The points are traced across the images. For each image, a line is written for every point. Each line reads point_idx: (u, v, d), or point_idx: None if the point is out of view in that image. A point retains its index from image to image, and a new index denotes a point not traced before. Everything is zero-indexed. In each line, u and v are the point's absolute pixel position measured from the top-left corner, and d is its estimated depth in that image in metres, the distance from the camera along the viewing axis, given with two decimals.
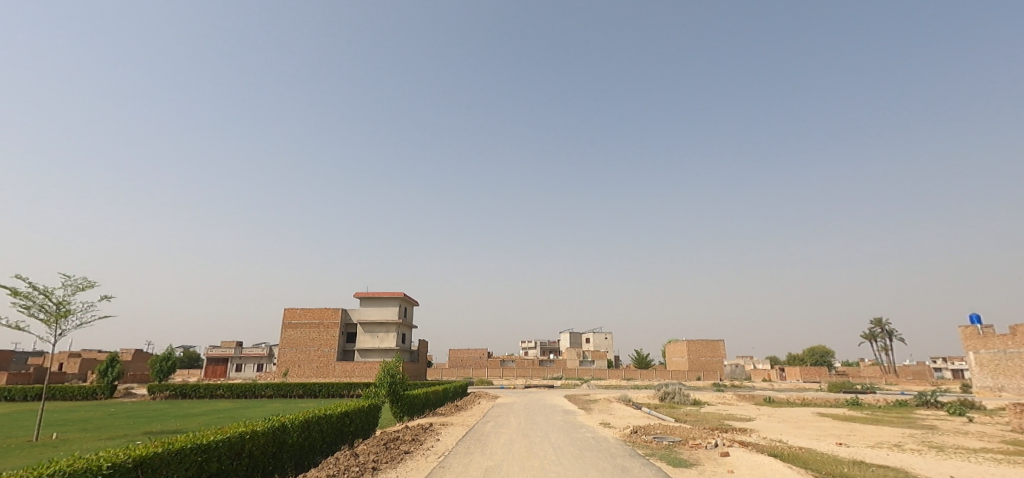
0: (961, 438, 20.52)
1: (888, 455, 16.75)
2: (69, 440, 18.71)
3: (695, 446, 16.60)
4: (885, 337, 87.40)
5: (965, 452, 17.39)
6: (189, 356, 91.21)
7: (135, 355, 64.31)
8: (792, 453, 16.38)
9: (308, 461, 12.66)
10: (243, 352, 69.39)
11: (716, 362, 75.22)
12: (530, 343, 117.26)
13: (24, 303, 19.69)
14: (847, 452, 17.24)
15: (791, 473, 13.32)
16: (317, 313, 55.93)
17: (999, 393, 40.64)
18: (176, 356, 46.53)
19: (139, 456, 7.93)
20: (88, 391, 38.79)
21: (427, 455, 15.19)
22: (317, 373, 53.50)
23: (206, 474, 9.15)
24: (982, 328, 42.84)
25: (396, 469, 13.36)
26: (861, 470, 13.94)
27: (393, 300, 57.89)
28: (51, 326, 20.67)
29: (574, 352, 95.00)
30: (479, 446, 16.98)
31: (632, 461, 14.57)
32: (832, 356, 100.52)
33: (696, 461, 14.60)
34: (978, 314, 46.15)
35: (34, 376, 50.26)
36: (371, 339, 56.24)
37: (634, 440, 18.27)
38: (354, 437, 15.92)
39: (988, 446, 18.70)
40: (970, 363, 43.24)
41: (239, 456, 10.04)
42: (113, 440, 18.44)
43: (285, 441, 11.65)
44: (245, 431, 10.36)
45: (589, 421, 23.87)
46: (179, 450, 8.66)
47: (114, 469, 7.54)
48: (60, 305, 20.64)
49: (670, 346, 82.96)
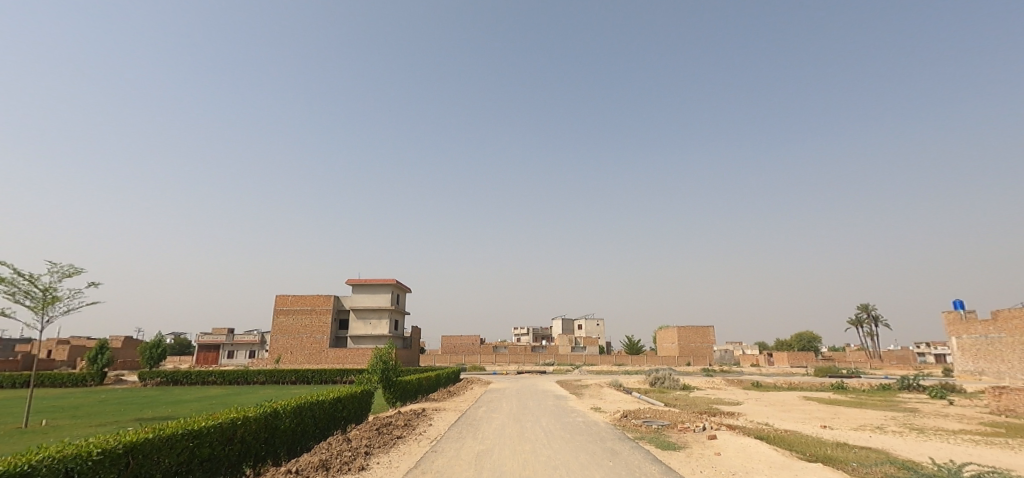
0: (942, 421, 21.07)
1: (870, 437, 17.23)
2: (61, 426, 18.76)
3: (683, 430, 16.90)
4: (871, 323, 88.94)
5: (945, 434, 17.89)
6: (179, 343, 91.28)
7: (125, 342, 64.06)
8: (778, 435, 16.70)
9: (301, 446, 12.76)
10: (235, 338, 69.28)
11: (705, 347, 76.22)
12: (521, 329, 118.06)
13: (9, 290, 19.46)
14: (831, 435, 17.65)
15: (777, 455, 13.56)
16: (310, 300, 55.89)
17: (979, 376, 41.70)
18: (166, 343, 46.14)
19: (129, 442, 7.94)
20: (77, 377, 38.56)
21: (419, 440, 15.36)
22: (309, 360, 53.44)
23: (198, 460, 9.19)
24: (965, 314, 43.69)
25: (388, 454, 13.50)
26: (844, 452, 14.29)
27: (386, 287, 57.93)
28: (38, 313, 20.45)
29: (565, 337, 96.04)
30: (471, 431, 17.16)
31: (622, 444, 14.80)
32: (819, 342, 102.52)
33: (685, 444, 14.86)
34: (962, 301, 47.04)
35: (22, 364, 49.88)
36: (363, 326, 56.40)
37: (624, 424, 18.59)
38: (346, 422, 16.01)
39: (967, 428, 19.25)
40: (951, 349, 44.35)
41: (231, 442, 10.07)
42: (104, 426, 18.62)
43: (277, 426, 11.73)
44: (237, 417, 10.40)
45: (580, 405, 24.36)
46: (170, 436, 8.68)
47: (104, 455, 7.55)
48: (46, 291, 20.39)
49: (660, 333, 83.92)
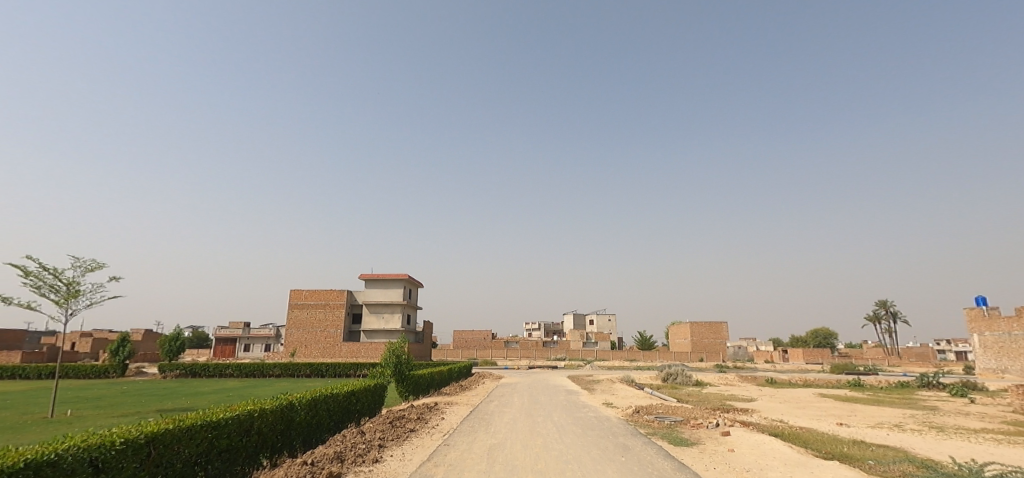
0: (962, 419, 20.69)
1: (887, 435, 17.03)
2: (84, 417, 19.26)
3: (696, 426, 16.81)
4: (889, 319, 87.48)
5: (966, 433, 17.56)
6: (197, 336, 93.13)
7: (144, 336, 65.38)
8: (793, 433, 16.52)
9: (316, 439, 12.94)
10: (251, 332, 70.36)
11: (718, 343, 75.63)
12: (533, 324, 118.31)
13: (35, 283, 19.99)
14: (848, 433, 17.38)
15: (793, 452, 13.44)
16: (324, 294, 56.56)
17: (1002, 374, 40.88)
18: (185, 336, 47.02)
19: (150, 432, 8.14)
20: (100, 369, 39.50)
21: (432, 433, 15.48)
22: (323, 354, 54.17)
23: (217, 451, 9.39)
24: (988, 311, 42.62)
25: (402, 446, 13.66)
26: (861, 449, 14.11)
27: (398, 282, 58.43)
28: (62, 306, 20.98)
29: (577, 332, 96.03)
30: (484, 425, 17.27)
31: (635, 440, 14.79)
32: (835, 338, 101.24)
33: (697, 440, 14.79)
34: (985, 297, 45.92)
35: (48, 355, 51.23)
36: (376, 320, 56.98)
37: (636, 419, 18.55)
38: (359, 415, 16.19)
39: (988, 427, 18.88)
40: (972, 346, 43.38)
41: (249, 433, 10.29)
42: (126, 416, 19.11)
43: (293, 419, 11.92)
44: (254, 409, 10.59)
45: (591, 400, 24.31)
46: (190, 427, 8.88)
47: (127, 445, 7.75)
48: (70, 285, 20.91)
49: (672, 328, 83.43)
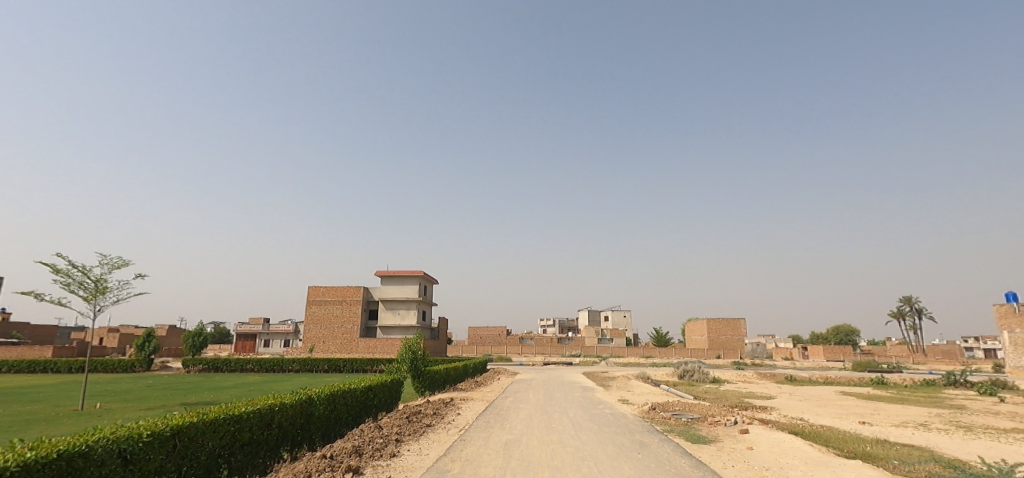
0: (991, 418, 20.11)
1: (912, 434, 16.64)
2: (112, 409, 19.87)
3: (714, 423, 16.66)
4: (914, 316, 85.46)
5: (995, 432, 17.06)
6: (218, 332, 95.18)
7: (168, 331, 66.94)
8: (813, 431, 16.27)
9: (334, 433, 13.14)
10: (271, 328, 71.61)
11: (736, 340, 74.74)
12: (548, 320, 118.35)
13: (65, 280, 20.61)
14: (870, 431, 17.02)
15: (813, 451, 13.23)
16: (341, 290, 57.28)
17: None
18: (207, 331, 48.05)
19: (176, 425, 8.37)
20: (127, 363, 40.62)
21: (448, 429, 15.60)
22: (341, 349, 54.88)
23: (239, 444, 9.62)
24: (1019, 307, 41.11)
25: (419, 441, 13.80)
26: (884, 449, 13.81)
27: (414, 278, 58.89)
28: (90, 303, 21.62)
29: (592, 329, 95.77)
30: (499, 421, 17.34)
31: (651, 437, 14.72)
32: (857, 335, 99.36)
33: (715, 438, 14.66)
34: (1016, 294, 44.52)
35: (77, 350, 52.78)
36: (392, 316, 57.54)
37: (652, 416, 18.45)
38: (377, 410, 16.38)
39: (1018, 427, 18.33)
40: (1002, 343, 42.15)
41: (270, 427, 10.51)
42: (152, 410, 19.65)
43: (312, 413, 12.13)
44: (274, 403, 10.81)
45: (607, 397, 24.21)
46: (214, 420, 9.10)
47: (153, 437, 7.97)
48: (98, 282, 21.52)
49: (688, 325, 82.65)
